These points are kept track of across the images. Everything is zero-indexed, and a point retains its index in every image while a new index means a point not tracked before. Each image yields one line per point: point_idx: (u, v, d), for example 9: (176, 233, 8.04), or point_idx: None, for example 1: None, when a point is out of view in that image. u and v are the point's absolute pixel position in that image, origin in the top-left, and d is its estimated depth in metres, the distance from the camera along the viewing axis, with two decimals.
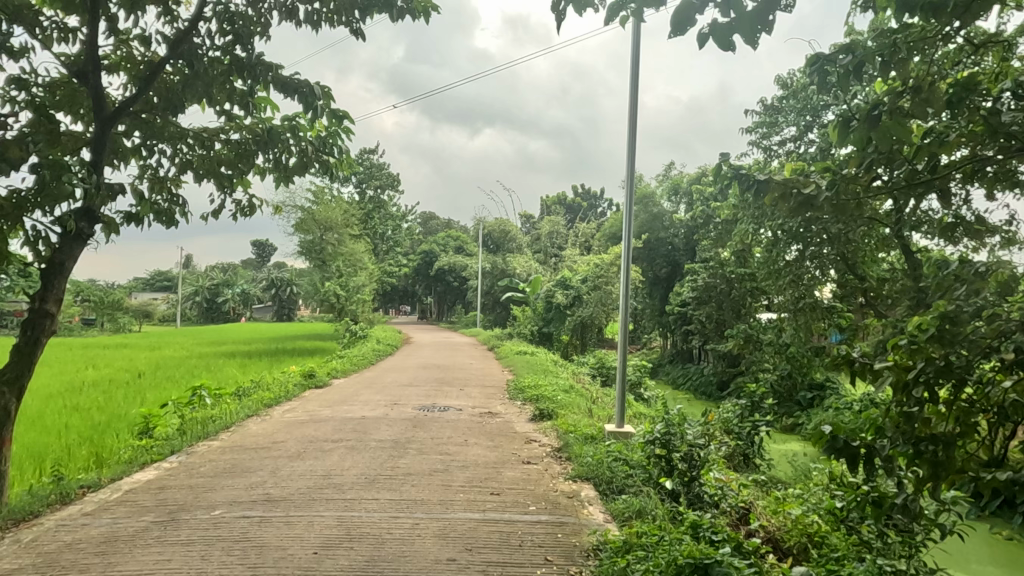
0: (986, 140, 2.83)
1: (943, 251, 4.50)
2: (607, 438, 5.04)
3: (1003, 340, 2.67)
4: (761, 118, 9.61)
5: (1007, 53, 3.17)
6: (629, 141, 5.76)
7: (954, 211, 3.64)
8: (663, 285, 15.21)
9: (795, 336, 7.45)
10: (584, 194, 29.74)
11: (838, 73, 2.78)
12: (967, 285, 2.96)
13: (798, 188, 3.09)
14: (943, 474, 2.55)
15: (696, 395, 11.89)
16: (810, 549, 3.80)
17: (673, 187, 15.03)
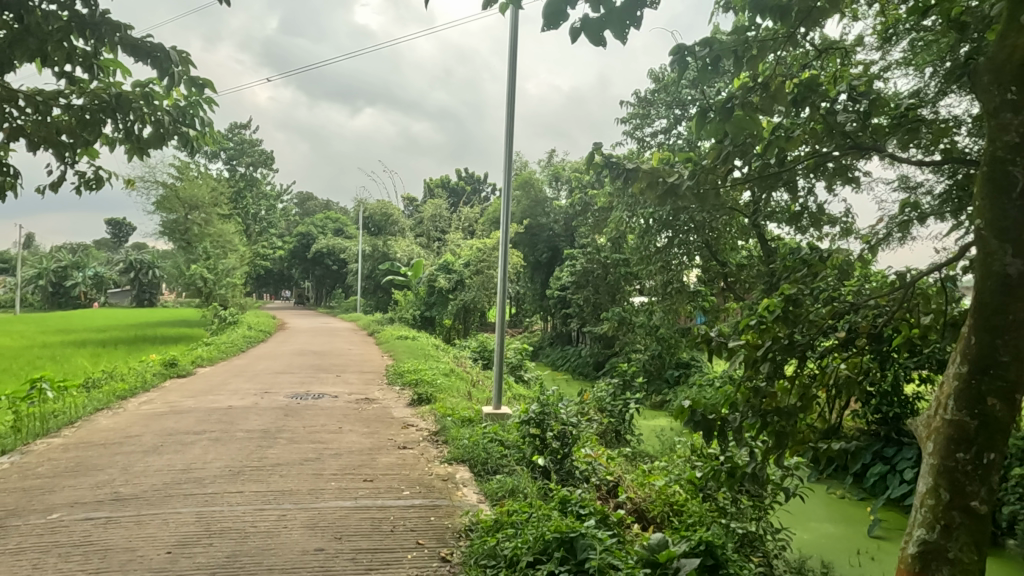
0: (826, 138, 3.13)
1: (792, 239, 4.91)
2: (485, 420, 5.11)
3: (839, 321, 3.03)
4: (635, 109, 9.94)
5: (844, 58, 3.49)
6: (507, 124, 5.78)
7: (801, 203, 3.97)
8: (543, 270, 15.55)
9: (664, 318, 7.92)
10: (468, 178, 29.55)
11: (698, 65, 2.90)
12: (808, 268, 3.26)
13: (663, 176, 3.25)
14: (786, 443, 2.85)
15: (573, 375, 12.31)
16: (671, 517, 4.06)
17: (554, 175, 15.27)
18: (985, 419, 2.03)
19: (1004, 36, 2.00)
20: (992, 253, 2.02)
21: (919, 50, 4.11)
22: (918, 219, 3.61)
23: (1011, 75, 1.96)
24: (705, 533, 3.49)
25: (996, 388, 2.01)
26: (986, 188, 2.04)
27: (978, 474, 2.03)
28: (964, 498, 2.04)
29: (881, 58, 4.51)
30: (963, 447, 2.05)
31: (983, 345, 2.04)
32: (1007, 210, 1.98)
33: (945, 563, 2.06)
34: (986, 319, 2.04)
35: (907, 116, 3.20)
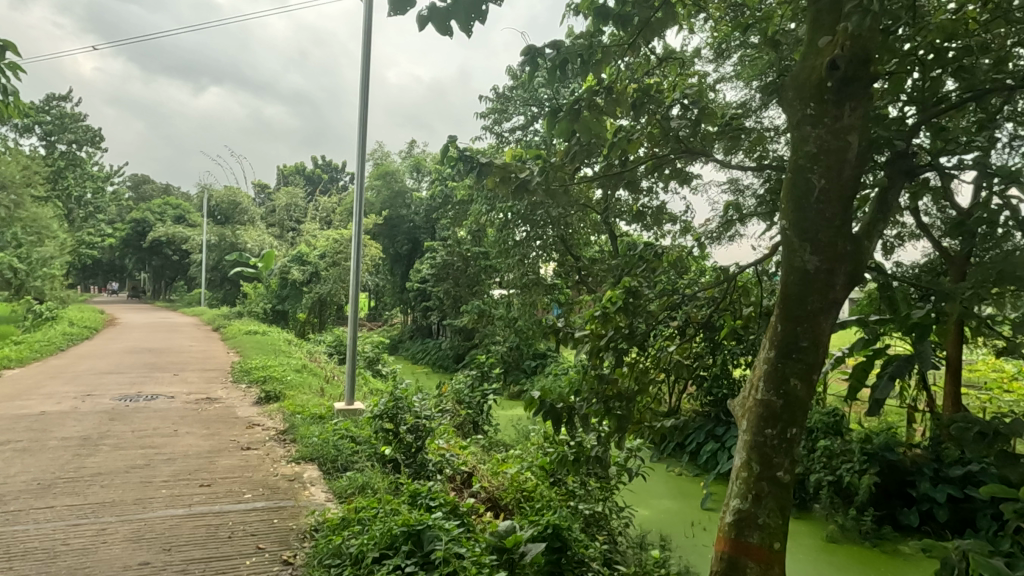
0: (662, 142, 3.36)
1: (637, 235, 5.23)
2: (336, 416, 4.97)
3: (672, 311, 3.29)
4: (494, 105, 10.05)
5: (681, 68, 3.76)
6: (361, 113, 5.64)
7: (643, 202, 4.23)
8: (404, 262, 15.37)
9: (523, 309, 8.15)
10: (325, 166, 28.32)
11: (547, 66, 2.96)
12: (646, 263, 3.48)
13: (515, 172, 3.30)
14: (625, 425, 3.06)
15: (433, 368, 12.29)
16: (521, 503, 4.22)
17: (415, 165, 15.00)
18: (789, 398, 2.28)
19: (806, 57, 2.25)
20: (794, 251, 2.28)
21: (747, 65, 4.50)
22: (741, 219, 3.98)
23: (810, 92, 2.22)
24: (553, 517, 3.64)
25: (797, 370, 2.28)
26: (790, 192, 2.29)
27: (782, 447, 2.29)
28: (772, 469, 2.29)
29: (716, 70, 4.91)
30: (771, 424, 2.30)
31: (788, 332, 2.29)
32: (806, 213, 2.24)
33: (756, 529, 2.29)
34: (790, 310, 2.29)
35: (732, 125, 3.51)
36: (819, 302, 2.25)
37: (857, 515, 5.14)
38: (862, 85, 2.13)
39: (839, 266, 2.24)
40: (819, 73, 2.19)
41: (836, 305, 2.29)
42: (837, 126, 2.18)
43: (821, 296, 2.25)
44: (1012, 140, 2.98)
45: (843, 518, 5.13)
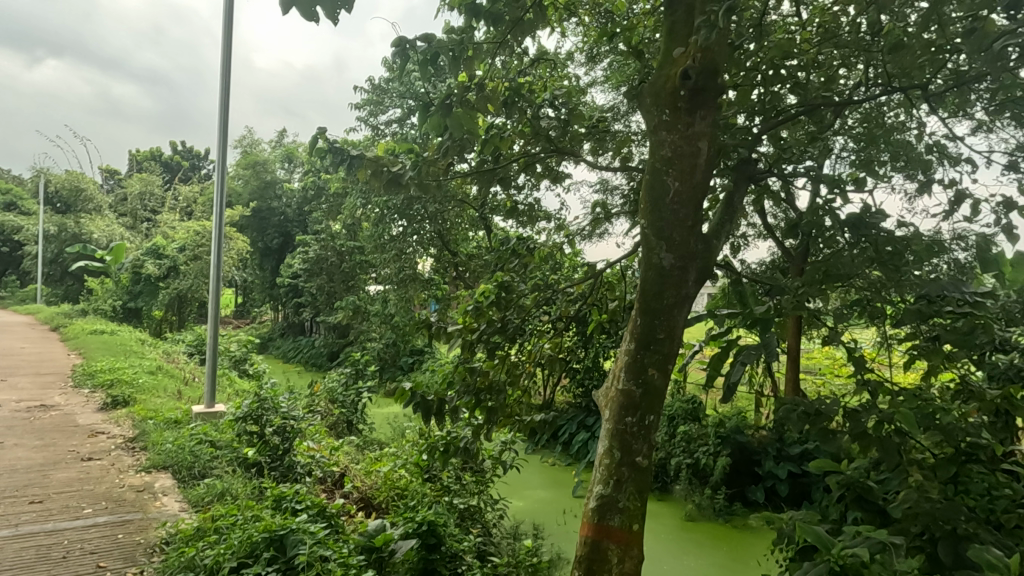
0: (534, 140, 3.44)
1: (511, 231, 5.32)
2: (194, 421, 4.66)
3: (541, 306, 3.38)
4: (370, 96, 9.80)
5: (552, 70, 3.86)
6: (222, 97, 5.31)
7: (517, 199, 4.31)
8: (274, 256, 14.66)
9: (400, 305, 8.03)
10: (186, 152, 26.37)
11: (418, 59, 2.92)
12: (518, 258, 3.55)
13: (387, 165, 3.24)
14: (495, 417, 3.12)
15: (305, 366, 11.83)
16: (395, 500, 4.17)
17: (286, 155, 14.31)
18: (647, 387, 2.42)
19: (662, 66, 2.39)
20: (652, 248, 2.42)
21: (616, 70, 4.69)
22: (607, 217, 4.17)
23: (666, 99, 2.35)
24: (426, 513, 3.62)
25: (654, 360, 2.42)
26: (648, 193, 2.42)
27: (641, 434, 2.42)
28: (631, 455, 2.42)
29: (587, 74, 5.09)
30: (631, 412, 2.42)
31: (646, 325, 2.43)
32: (663, 214, 2.38)
33: (617, 513, 2.40)
34: (648, 304, 2.43)
35: (598, 127, 3.66)
36: (675, 297, 2.41)
37: (712, 494, 5.54)
38: (711, 95, 2.29)
39: (691, 263, 2.40)
40: (673, 82, 2.34)
41: (689, 300, 2.45)
42: (690, 133, 2.33)
43: (676, 291, 2.41)
44: (840, 151, 3.33)
45: (700, 497, 5.51)
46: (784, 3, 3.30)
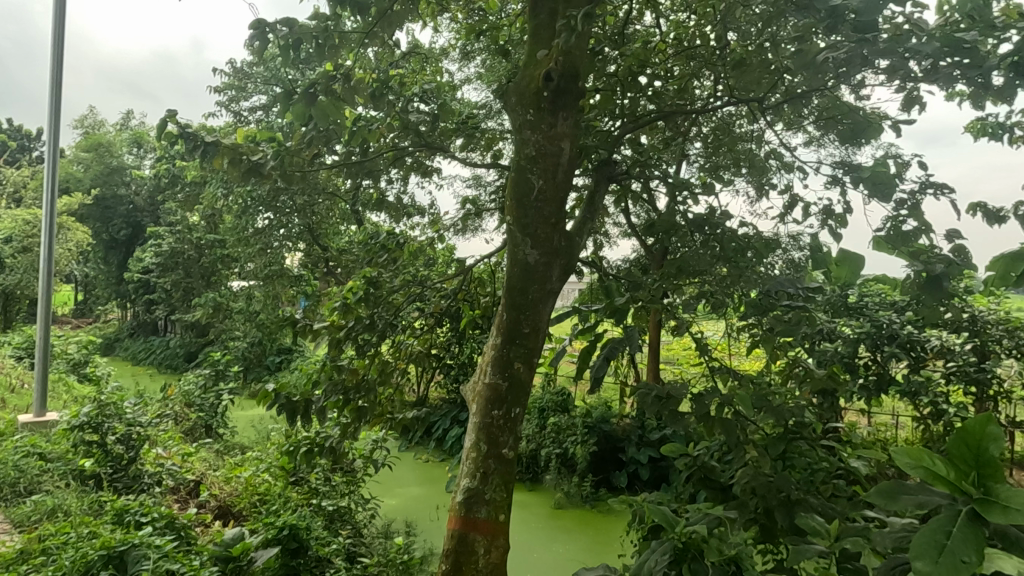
0: (403, 133, 3.38)
1: (383, 226, 5.23)
2: (20, 433, 4.18)
3: (410, 302, 3.35)
4: (230, 80, 9.21)
5: (423, 63, 3.83)
6: (54, 72, 4.78)
7: (387, 193, 4.23)
8: (121, 249, 13.42)
9: (266, 301, 7.65)
10: (13, 131, 23.45)
11: (279, 44, 2.76)
12: (387, 253, 3.48)
13: (246, 153, 3.05)
14: (364, 416, 3.06)
15: (158, 368, 10.95)
16: (256, 507, 3.98)
17: (135, 139, 13.15)
18: (512, 380, 2.48)
19: (527, 67, 2.45)
20: (517, 245, 2.47)
21: (488, 69, 4.73)
22: (478, 213, 4.20)
23: (529, 99, 2.41)
24: (290, 517, 3.49)
25: (519, 354, 2.48)
26: (513, 191, 2.47)
27: (506, 427, 2.47)
28: (498, 447, 2.46)
29: (460, 69, 5.10)
30: (497, 405, 2.47)
31: (512, 320, 2.48)
32: (527, 211, 2.44)
33: (483, 505, 2.41)
34: (514, 299, 2.48)
35: (468, 123, 3.67)
36: (540, 292, 2.48)
37: (580, 481, 5.77)
38: (571, 98, 2.38)
39: (555, 259, 2.49)
40: (537, 83, 2.39)
41: (552, 295, 2.54)
42: (552, 133, 2.41)
43: (540, 287, 2.48)
44: (693, 157, 3.58)
45: (568, 486, 5.72)
46: (646, 14, 3.49)
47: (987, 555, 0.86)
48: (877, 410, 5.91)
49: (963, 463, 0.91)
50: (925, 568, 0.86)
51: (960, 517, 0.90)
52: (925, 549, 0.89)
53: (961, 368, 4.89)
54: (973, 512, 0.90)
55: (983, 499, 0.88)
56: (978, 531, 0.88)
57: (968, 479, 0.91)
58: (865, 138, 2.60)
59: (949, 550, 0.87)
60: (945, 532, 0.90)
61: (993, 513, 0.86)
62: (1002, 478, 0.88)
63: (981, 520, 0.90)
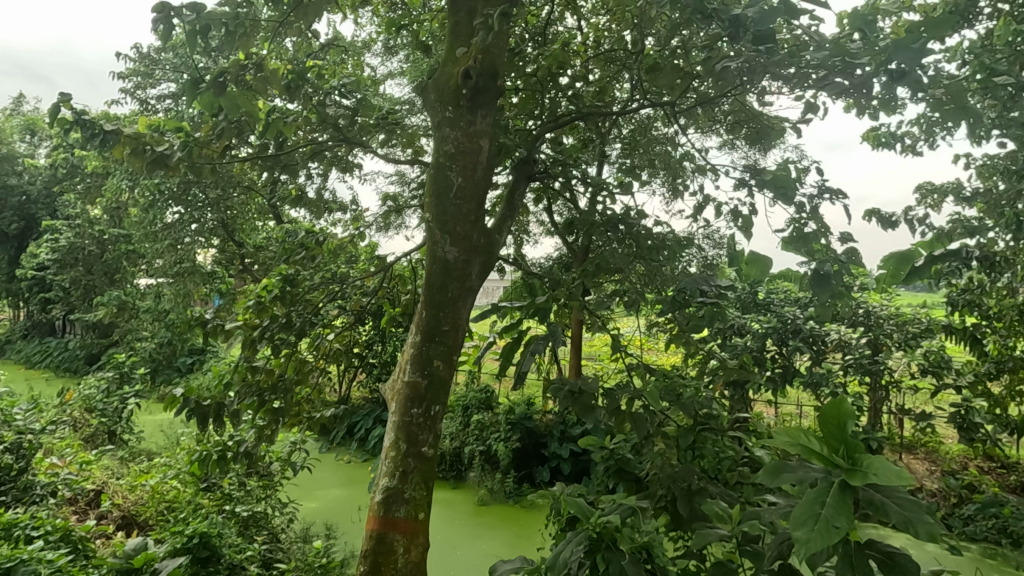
0: (320, 127, 3.30)
1: (302, 222, 5.08)
2: None
3: (328, 300, 3.28)
4: (136, 66, 8.71)
5: (343, 56, 3.74)
6: None
7: (305, 188, 4.11)
8: (13, 245, 12.45)
9: (176, 300, 7.28)
10: None
11: (185, 29, 2.63)
12: (305, 250, 3.38)
13: (150, 144, 2.89)
14: (280, 417, 2.96)
15: (56, 372, 10.23)
16: (164, 515, 3.79)
17: (29, 127, 12.21)
18: (432, 377, 2.46)
19: (446, 64, 2.44)
20: (436, 242, 2.46)
21: (411, 64, 4.68)
22: (400, 211, 4.15)
23: (449, 96, 2.40)
24: (200, 524, 3.35)
25: (439, 352, 2.47)
26: (431, 188, 2.46)
27: (426, 425, 2.45)
28: (417, 445, 2.44)
29: (382, 63, 5.02)
30: (416, 403, 2.44)
31: (431, 317, 2.47)
32: (446, 208, 2.44)
33: (402, 504, 2.38)
34: (433, 297, 2.47)
35: (388, 119, 3.62)
36: (459, 289, 2.48)
37: (503, 477, 5.81)
38: (490, 96, 2.39)
39: (474, 257, 2.50)
40: (455, 80, 2.39)
41: (472, 293, 2.54)
42: (471, 131, 2.42)
43: (460, 284, 2.48)
44: (612, 157, 3.66)
45: (492, 482, 5.76)
46: (566, 16, 3.55)
47: (853, 518, 1.12)
48: (783, 401, 6.25)
49: (833, 443, 1.24)
50: (805, 533, 1.11)
51: (834, 488, 1.17)
52: (806, 518, 1.14)
53: (856, 361, 5.23)
54: (844, 482, 1.18)
55: (850, 470, 1.17)
56: (844, 499, 1.16)
57: (837, 456, 1.22)
58: (770, 141, 2.74)
59: (824, 516, 1.12)
60: (821, 501, 1.16)
61: (857, 480, 1.15)
62: (861, 452, 1.20)
63: (849, 490, 1.18)
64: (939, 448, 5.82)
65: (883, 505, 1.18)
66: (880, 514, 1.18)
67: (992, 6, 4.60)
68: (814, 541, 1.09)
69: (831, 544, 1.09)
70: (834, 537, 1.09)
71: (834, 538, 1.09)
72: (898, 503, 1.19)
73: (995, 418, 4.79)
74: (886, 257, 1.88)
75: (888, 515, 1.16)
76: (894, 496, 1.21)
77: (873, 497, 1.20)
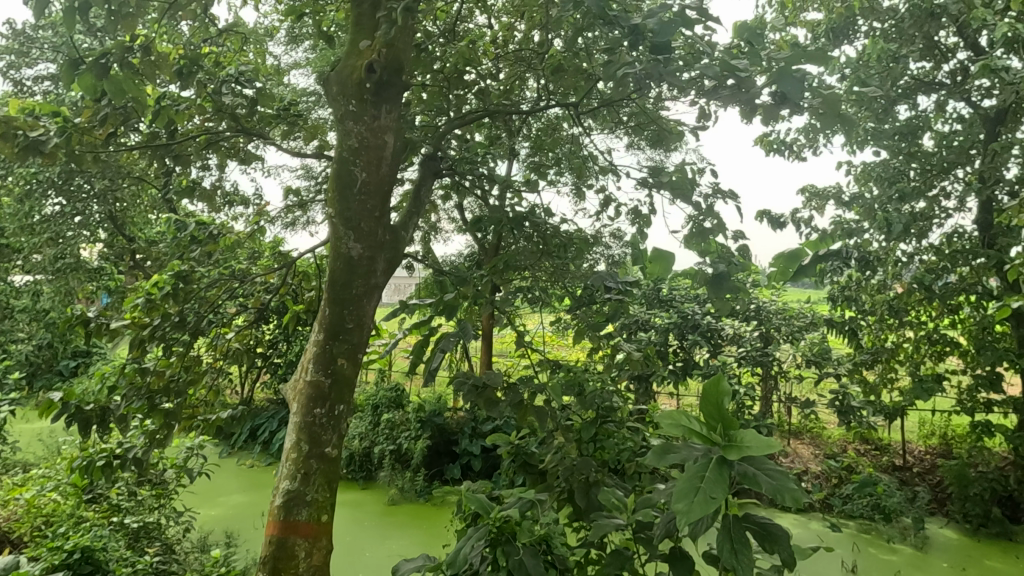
0: (214, 115, 3.13)
1: (199, 216, 4.82)
2: None
3: (225, 298, 3.13)
4: (8, 43, 7.96)
5: (242, 43, 3.57)
6: None
7: (202, 180, 3.90)
8: None
9: (56, 298, 6.72)
10: None
11: (60, 6, 2.41)
12: (200, 246, 3.21)
13: (22, 128, 2.64)
14: (173, 422, 2.78)
15: None
16: (41, 531, 3.51)
17: None
18: (336, 376, 2.40)
19: (348, 56, 2.39)
20: (339, 237, 2.41)
21: (316, 55, 4.53)
22: (305, 205, 4.02)
23: (351, 89, 2.35)
24: (84, 538, 3.12)
25: (343, 350, 2.41)
26: (334, 183, 2.40)
27: (329, 425, 2.39)
28: (320, 446, 2.37)
29: (286, 53, 4.84)
30: (319, 403, 2.38)
31: (334, 315, 2.41)
32: (349, 203, 2.39)
33: (304, 506, 2.31)
34: (336, 294, 2.41)
35: (290, 110, 3.49)
36: (363, 286, 2.44)
37: (414, 476, 5.76)
38: (394, 90, 2.36)
39: (378, 253, 2.46)
40: (358, 73, 2.34)
41: (377, 290, 2.50)
42: (375, 126, 2.38)
43: (364, 281, 2.43)
44: (521, 156, 3.70)
45: (402, 481, 5.70)
46: (475, 14, 3.55)
47: (729, 488, 1.22)
48: (685, 393, 6.54)
49: (711, 422, 1.34)
50: (686, 505, 1.21)
51: (713, 463, 1.27)
52: (688, 492, 1.23)
53: (749, 353, 5.54)
54: (721, 457, 1.29)
55: (726, 445, 1.28)
56: (721, 473, 1.26)
57: (715, 433, 1.33)
58: (669, 144, 2.86)
59: (703, 490, 1.22)
60: (702, 476, 1.26)
61: (733, 453, 1.26)
62: (736, 428, 1.31)
63: (725, 464, 1.29)
64: (823, 433, 6.27)
65: (755, 477, 1.28)
66: (753, 486, 1.28)
67: (867, 25, 5.00)
68: (694, 511, 1.19)
69: (708, 513, 1.20)
70: (711, 507, 1.19)
71: (711, 508, 1.19)
72: (768, 475, 1.30)
73: (870, 403, 5.22)
74: (777, 253, 2.03)
75: (760, 486, 1.27)
76: (765, 469, 1.33)
77: (747, 470, 1.30)
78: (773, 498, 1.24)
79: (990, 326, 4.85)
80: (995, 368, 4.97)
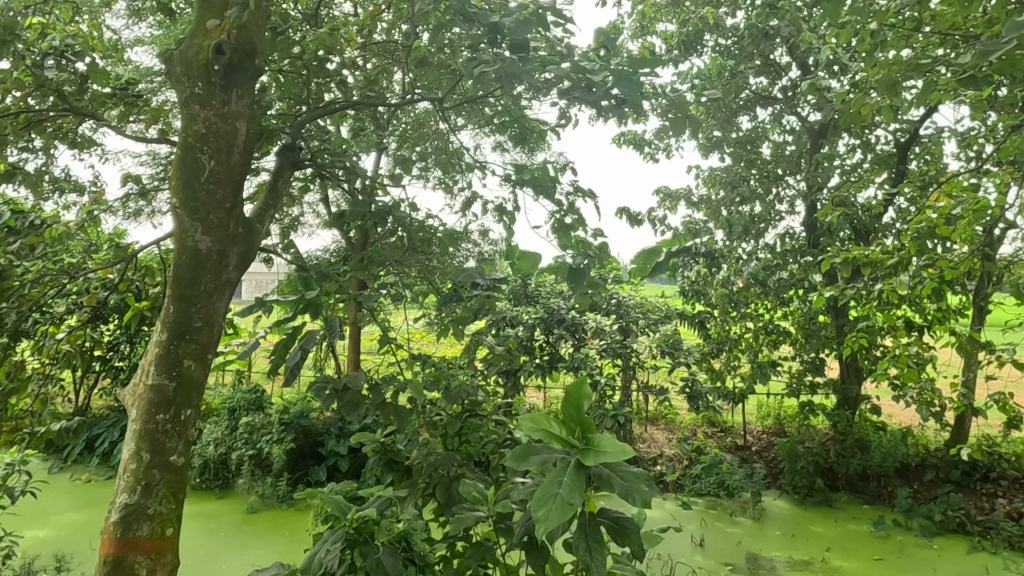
0: (34, 90, 2.77)
1: (22, 203, 4.29)
2: None
3: (53, 295, 2.80)
4: None
5: (71, 12, 3.20)
6: None
7: (23, 164, 3.46)
8: None
9: None
10: None
11: None
12: (19, 238, 2.85)
13: None
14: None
15: None
16: None
17: None
18: (181, 379, 2.23)
19: (194, 36, 2.23)
20: (185, 230, 2.23)
21: (161, 30, 4.17)
22: (149, 194, 3.69)
23: (197, 72, 2.19)
24: None
25: (189, 351, 2.24)
26: (179, 171, 2.23)
27: (175, 431, 2.21)
28: (164, 455, 2.19)
29: (126, 26, 4.41)
30: (162, 409, 2.19)
31: (180, 313, 2.23)
32: (196, 193, 2.23)
33: (145, 521, 2.13)
34: (182, 291, 2.24)
35: (130, 90, 3.18)
36: (212, 282, 2.28)
37: (275, 481, 5.50)
38: (246, 75, 2.23)
39: (230, 247, 2.32)
40: (205, 54, 2.19)
41: (228, 285, 2.35)
42: (224, 111, 2.24)
43: (214, 276, 2.28)
44: (386, 149, 3.63)
45: (263, 487, 5.43)
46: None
47: (585, 493, 1.27)
48: (551, 385, 6.75)
49: (572, 425, 1.40)
50: (545, 512, 1.23)
51: (570, 468, 1.32)
52: (547, 498, 1.27)
53: (610, 345, 5.81)
54: (578, 461, 1.34)
55: (583, 450, 1.34)
56: (579, 477, 1.31)
57: (574, 436, 1.39)
58: (533, 139, 2.93)
59: (561, 495, 1.26)
60: (559, 482, 1.30)
61: (590, 457, 1.32)
62: (593, 431, 1.38)
63: (582, 468, 1.34)
64: (676, 418, 6.75)
65: (609, 479, 1.35)
66: (607, 486, 1.35)
67: (715, 41, 5.41)
68: (553, 518, 1.22)
69: (566, 519, 1.23)
70: (569, 512, 1.23)
71: (568, 513, 1.23)
72: (621, 476, 1.37)
73: (716, 389, 5.66)
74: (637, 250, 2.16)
75: (612, 487, 1.33)
76: (619, 471, 1.39)
77: (602, 472, 1.36)
78: (624, 499, 1.31)
79: (815, 318, 5.43)
80: (819, 354, 5.57)
